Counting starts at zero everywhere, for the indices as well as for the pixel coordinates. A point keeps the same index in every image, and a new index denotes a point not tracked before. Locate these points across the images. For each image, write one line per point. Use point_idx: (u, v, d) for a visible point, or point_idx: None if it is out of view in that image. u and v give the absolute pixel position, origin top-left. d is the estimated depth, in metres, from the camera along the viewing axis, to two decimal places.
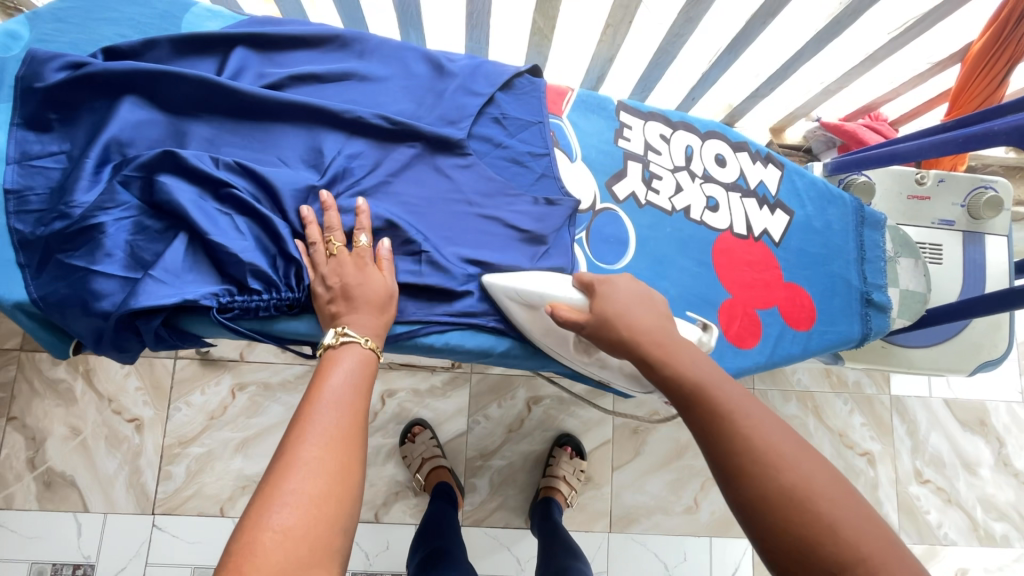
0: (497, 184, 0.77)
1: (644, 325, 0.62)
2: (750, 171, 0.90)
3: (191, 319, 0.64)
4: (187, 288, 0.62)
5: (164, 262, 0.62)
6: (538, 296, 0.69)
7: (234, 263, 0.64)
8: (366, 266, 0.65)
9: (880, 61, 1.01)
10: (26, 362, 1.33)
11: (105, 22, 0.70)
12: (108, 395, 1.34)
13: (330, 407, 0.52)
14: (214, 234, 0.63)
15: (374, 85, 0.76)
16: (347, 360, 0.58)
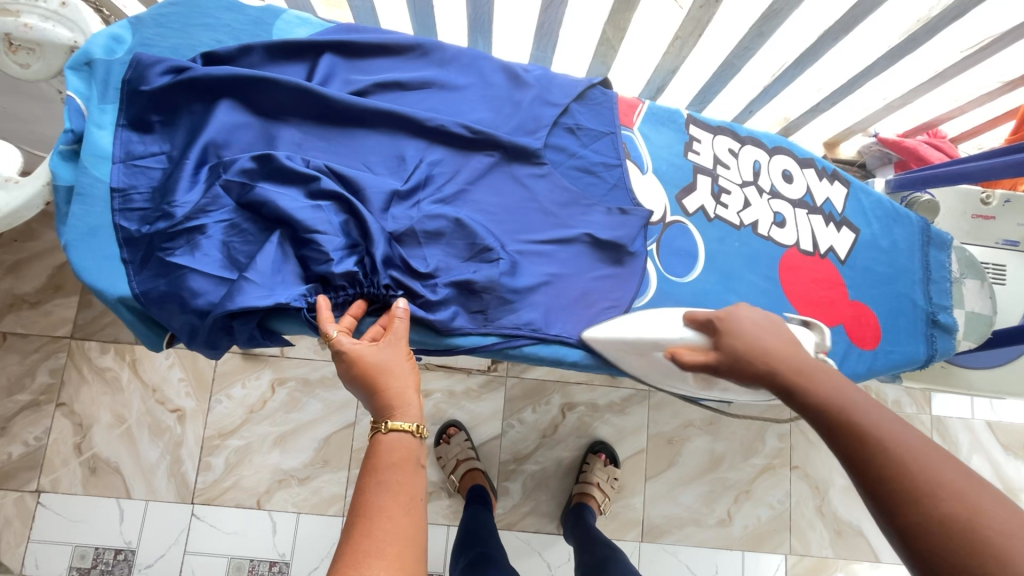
0: (572, 194, 0.78)
1: (788, 362, 0.59)
2: (816, 187, 0.90)
3: (282, 322, 0.67)
4: (278, 291, 0.64)
5: (257, 264, 0.64)
6: (652, 341, 0.70)
7: (322, 262, 0.66)
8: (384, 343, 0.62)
9: (949, 79, 1.00)
10: (76, 350, 1.37)
11: (202, 27, 0.73)
12: (152, 385, 1.37)
13: (382, 498, 0.51)
14: (317, 234, 0.65)
15: (454, 93, 0.78)
16: (393, 446, 0.56)
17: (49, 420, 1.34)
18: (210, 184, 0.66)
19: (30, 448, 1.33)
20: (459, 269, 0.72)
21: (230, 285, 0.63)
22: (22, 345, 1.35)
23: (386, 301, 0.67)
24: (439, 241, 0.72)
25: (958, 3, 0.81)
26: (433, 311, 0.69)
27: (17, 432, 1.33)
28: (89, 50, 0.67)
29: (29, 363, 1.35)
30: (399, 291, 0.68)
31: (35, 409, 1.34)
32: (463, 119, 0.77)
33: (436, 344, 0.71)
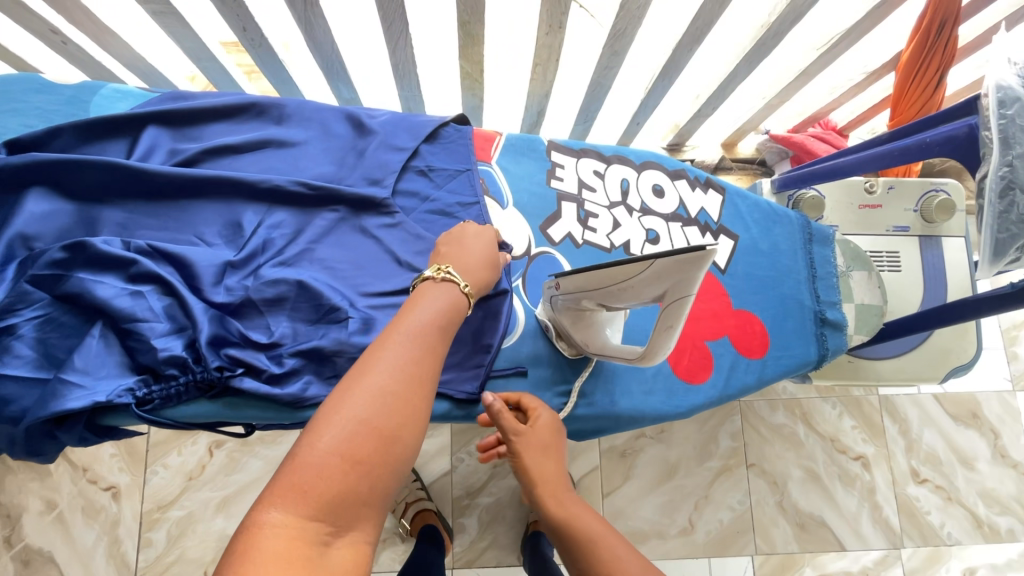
0: (430, 238, 0.75)
1: (554, 474, 0.62)
2: (690, 199, 0.89)
3: (113, 418, 0.61)
4: (100, 386, 0.59)
5: (74, 362, 0.59)
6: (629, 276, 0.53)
7: (147, 351, 0.60)
8: (483, 241, 0.66)
9: (814, 75, 1.00)
10: None
11: (9, 113, 0.70)
12: (81, 465, 1.30)
13: (410, 342, 0.48)
14: (138, 323, 0.61)
15: (293, 149, 0.75)
16: (438, 299, 0.55)
17: None
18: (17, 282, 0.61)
19: None
20: (307, 335, 0.67)
21: (47, 389, 0.58)
22: None
23: (225, 383, 0.63)
24: (282, 308, 0.67)
25: (793, 6, 0.81)
26: (281, 384, 0.65)
27: None
28: None
29: None
30: (237, 369, 0.63)
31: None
32: (305, 175, 0.74)
33: (293, 418, 0.66)
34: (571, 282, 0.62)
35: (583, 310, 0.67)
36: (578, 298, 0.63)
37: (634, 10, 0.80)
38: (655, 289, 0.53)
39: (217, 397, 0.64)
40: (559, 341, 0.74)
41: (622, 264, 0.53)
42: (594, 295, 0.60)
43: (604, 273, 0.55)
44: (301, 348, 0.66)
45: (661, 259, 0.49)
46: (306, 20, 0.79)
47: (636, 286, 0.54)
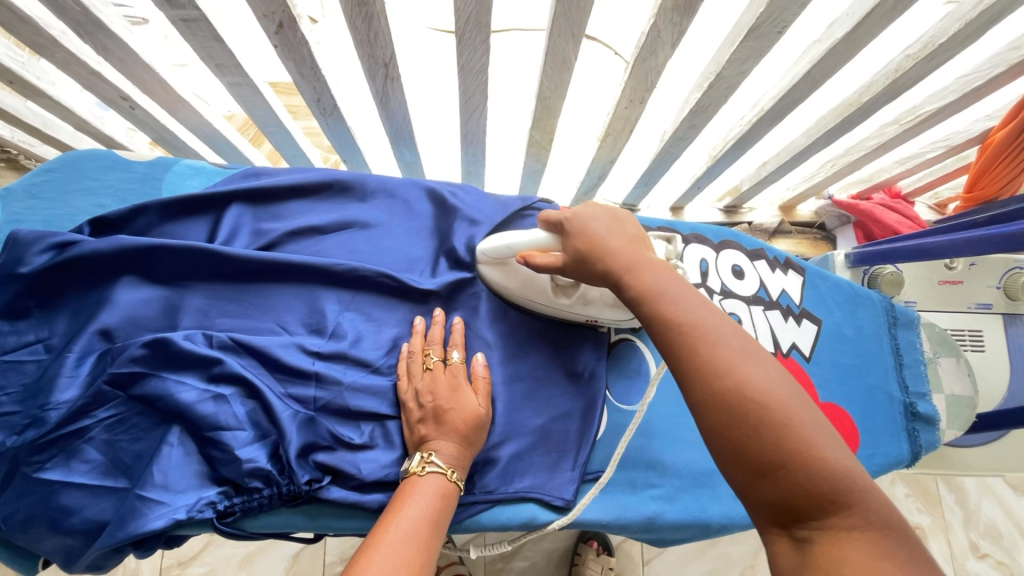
0: (518, 324, 0.72)
1: (614, 256, 0.50)
2: (770, 280, 0.85)
3: (190, 530, 0.57)
4: (181, 501, 0.56)
5: (155, 473, 0.56)
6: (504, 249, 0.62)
7: (230, 462, 0.57)
8: (461, 385, 0.61)
9: (892, 147, 0.97)
10: None
11: (82, 191, 0.67)
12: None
13: (402, 541, 0.47)
14: (222, 431, 0.57)
15: (376, 231, 0.73)
16: (427, 491, 0.54)
17: None
18: (95, 378, 0.58)
19: None
20: (397, 436, 0.63)
21: (125, 503, 0.55)
22: None
23: (312, 494, 0.59)
24: (373, 404, 0.63)
25: (889, 89, 0.76)
26: (368, 491, 0.61)
27: None
28: None
29: None
30: (325, 478, 0.59)
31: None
32: (389, 259, 0.71)
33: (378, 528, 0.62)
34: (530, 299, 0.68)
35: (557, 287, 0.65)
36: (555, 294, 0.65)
37: (722, 89, 0.77)
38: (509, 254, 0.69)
39: (300, 505, 0.60)
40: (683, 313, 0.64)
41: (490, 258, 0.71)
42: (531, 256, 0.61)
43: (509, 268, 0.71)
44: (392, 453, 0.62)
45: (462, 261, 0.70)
46: (383, 92, 0.78)
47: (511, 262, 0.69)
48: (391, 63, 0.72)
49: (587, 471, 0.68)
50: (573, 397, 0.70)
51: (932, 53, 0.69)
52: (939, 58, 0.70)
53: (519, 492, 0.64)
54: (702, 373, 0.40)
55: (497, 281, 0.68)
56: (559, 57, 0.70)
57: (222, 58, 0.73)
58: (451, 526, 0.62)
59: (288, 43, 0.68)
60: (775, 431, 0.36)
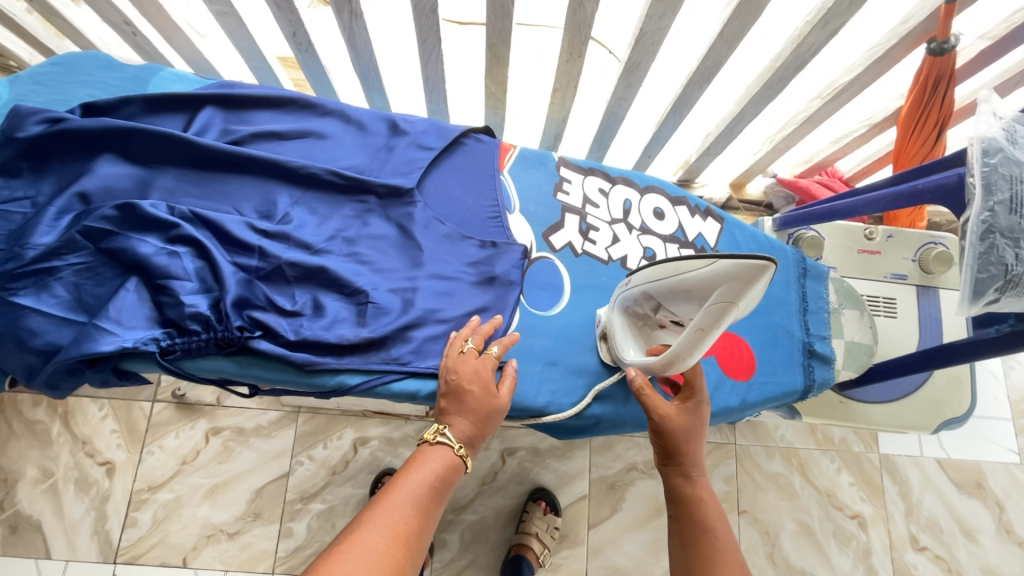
0: (449, 233, 0.81)
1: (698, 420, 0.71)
2: (689, 224, 0.94)
3: (134, 364, 0.67)
4: (129, 334, 0.65)
5: (110, 310, 0.66)
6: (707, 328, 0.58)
7: (176, 306, 0.66)
8: (485, 373, 0.67)
9: (819, 123, 1.05)
10: (8, 404, 1.36)
11: (78, 83, 0.78)
12: (82, 437, 1.36)
13: (404, 505, 0.55)
14: (172, 280, 0.67)
15: (331, 142, 0.83)
16: (434, 460, 0.61)
17: None
18: (69, 229, 0.68)
19: None
20: (325, 309, 0.72)
21: (82, 330, 0.65)
22: None
23: (243, 343, 0.68)
24: (309, 281, 0.73)
25: (796, 54, 0.85)
26: (295, 350, 0.70)
27: None
28: None
29: None
30: (256, 331, 0.68)
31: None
32: (339, 164, 0.81)
33: (301, 383, 0.70)
34: (647, 276, 0.66)
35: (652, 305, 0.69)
36: (640, 295, 0.69)
37: (648, 45, 0.86)
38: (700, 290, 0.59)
39: (233, 354, 0.69)
40: (602, 342, 0.80)
41: (697, 259, 0.58)
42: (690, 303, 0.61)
43: (675, 265, 0.61)
44: (321, 321, 0.71)
45: (726, 262, 0.55)
46: (349, 29, 0.88)
47: (687, 284, 0.60)
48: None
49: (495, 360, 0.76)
50: (489, 297, 0.79)
51: (824, 17, 0.77)
52: (834, 23, 0.79)
53: (428, 367, 0.72)
54: (686, 473, 0.68)
55: (687, 276, 0.59)
56: (498, 2, 0.80)
57: None
58: (367, 390, 0.72)
59: None
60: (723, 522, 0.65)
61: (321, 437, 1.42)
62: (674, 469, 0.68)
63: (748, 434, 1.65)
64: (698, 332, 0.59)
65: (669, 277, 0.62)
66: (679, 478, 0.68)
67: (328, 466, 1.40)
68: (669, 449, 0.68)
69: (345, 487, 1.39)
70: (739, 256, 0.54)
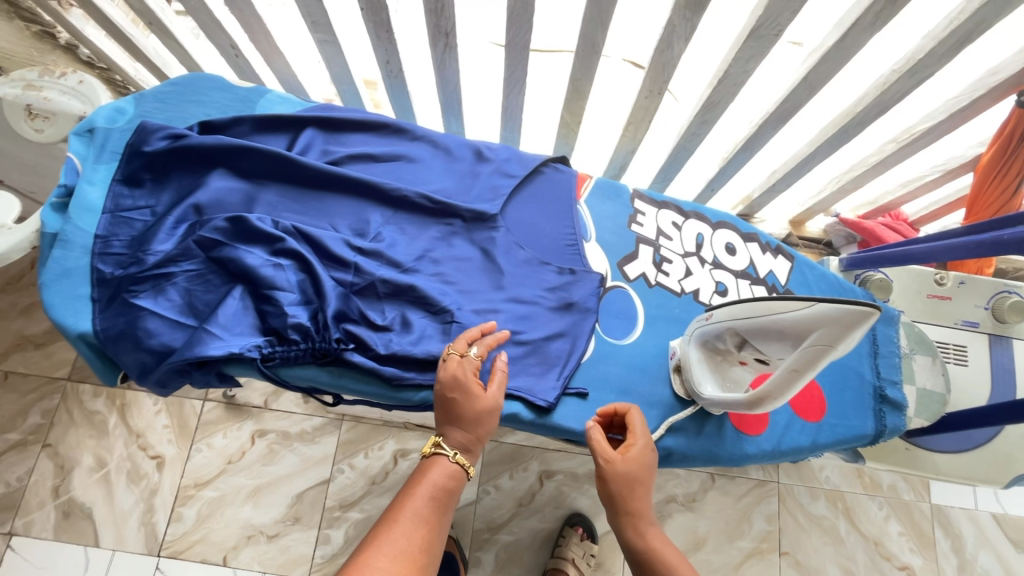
0: (528, 258, 0.84)
1: (643, 471, 0.67)
2: (760, 261, 0.95)
3: (236, 368, 0.70)
4: (234, 340, 0.69)
5: (219, 316, 0.70)
6: (803, 368, 0.59)
7: (278, 316, 0.70)
8: (469, 379, 0.67)
9: (890, 166, 1.05)
10: (70, 393, 1.40)
11: (195, 102, 0.84)
12: (137, 431, 1.40)
13: (408, 523, 0.56)
14: (276, 291, 0.71)
15: (420, 166, 0.87)
16: (438, 475, 0.62)
17: (33, 461, 1.35)
18: (186, 239, 0.73)
19: (11, 489, 1.33)
20: (412, 325, 0.75)
21: (193, 334, 0.69)
22: (20, 385, 1.39)
23: (338, 354, 0.71)
24: (399, 298, 0.76)
25: (879, 100, 0.86)
26: (383, 364, 0.73)
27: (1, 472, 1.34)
28: (93, 119, 0.78)
29: (23, 403, 1.38)
30: (349, 344, 0.71)
31: (21, 449, 1.36)
32: (428, 188, 0.85)
33: (387, 396, 0.73)
34: (734, 313, 0.67)
35: (732, 342, 0.71)
36: (725, 331, 0.70)
37: (730, 86, 0.88)
38: (793, 331, 0.60)
39: (327, 364, 0.72)
40: (675, 375, 0.81)
41: (791, 301, 0.59)
42: (780, 343, 0.62)
43: (765, 304, 0.62)
44: (407, 337, 0.74)
45: (825, 304, 0.56)
46: (441, 60, 0.92)
47: (778, 324, 0.61)
48: (451, 33, 0.86)
49: (570, 386, 0.78)
50: (567, 324, 0.80)
51: (913, 67, 0.79)
52: (923, 72, 0.80)
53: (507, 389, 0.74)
54: (635, 524, 0.64)
55: (780, 316, 0.61)
56: (590, 41, 0.83)
57: (318, 15, 0.88)
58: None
59: (372, 7, 0.83)
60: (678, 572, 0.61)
61: (363, 446, 1.46)
62: (626, 521, 0.64)
63: (791, 472, 1.62)
64: (791, 373, 0.60)
65: (759, 316, 0.63)
66: (632, 531, 0.64)
67: (367, 475, 1.42)
68: (613, 497, 0.65)
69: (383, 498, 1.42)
70: (838, 299, 0.55)
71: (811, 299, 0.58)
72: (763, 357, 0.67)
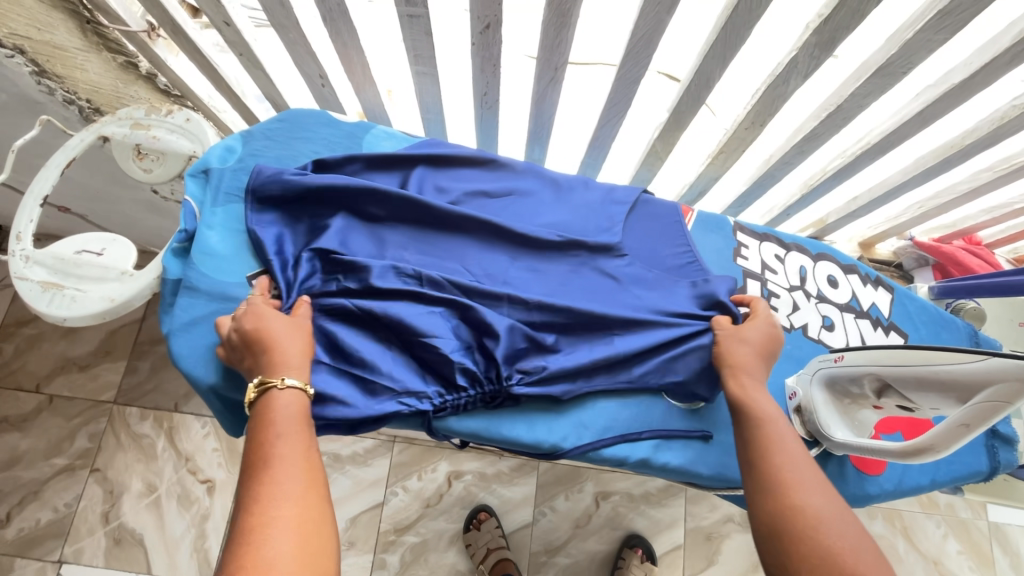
0: (659, 283, 0.82)
1: (745, 349, 0.70)
2: (862, 293, 0.94)
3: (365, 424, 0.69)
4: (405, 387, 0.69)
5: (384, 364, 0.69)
6: (974, 422, 0.58)
7: (445, 362, 0.70)
8: (270, 315, 0.63)
9: (981, 193, 1.05)
10: (117, 415, 1.33)
11: (303, 139, 0.83)
12: (186, 454, 1.33)
13: (284, 473, 0.50)
14: (432, 337, 0.69)
15: (535, 196, 0.86)
16: (284, 404, 0.56)
17: (80, 487, 1.28)
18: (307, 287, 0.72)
19: (59, 514, 1.26)
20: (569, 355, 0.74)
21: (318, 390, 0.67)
22: (66, 408, 1.32)
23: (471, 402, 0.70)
24: (550, 327, 0.75)
25: (993, 134, 0.85)
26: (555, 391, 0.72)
27: (47, 498, 1.27)
28: (207, 160, 0.77)
29: (70, 427, 1.31)
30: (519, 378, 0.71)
31: (69, 474, 1.29)
32: (548, 221, 0.84)
33: (519, 445, 0.72)
34: (876, 361, 0.66)
35: (869, 390, 0.70)
36: (864, 378, 0.69)
37: (838, 119, 0.87)
38: (960, 383, 0.59)
39: (469, 410, 0.72)
40: (795, 415, 0.80)
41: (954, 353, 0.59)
42: (940, 393, 0.62)
43: (922, 355, 0.62)
44: (542, 378, 0.72)
45: (1002, 360, 0.55)
46: (543, 92, 0.90)
47: (940, 376, 0.60)
48: (560, 68, 0.84)
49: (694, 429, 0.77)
50: None
51: None
52: None
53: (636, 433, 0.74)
54: (740, 381, 0.67)
55: (942, 368, 0.60)
56: (705, 77, 0.82)
57: (423, 50, 0.85)
58: (580, 454, 0.73)
59: (485, 42, 0.80)
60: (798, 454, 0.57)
61: (416, 467, 1.43)
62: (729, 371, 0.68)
63: None
64: (960, 427, 0.59)
65: (915, 366, 0.63)
66: (733, 381, 0.67)
67: (422, 498, 1.41)
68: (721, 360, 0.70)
69: (437, 520, 1.40)
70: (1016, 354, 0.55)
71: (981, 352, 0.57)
72: (909, 404, 0.67)
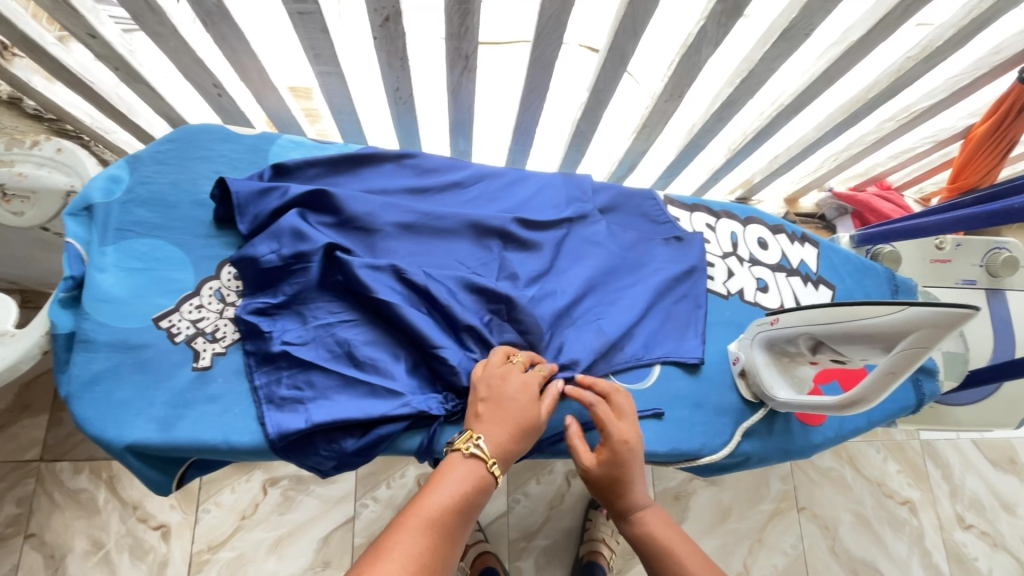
0: (635, 242, 0.88)
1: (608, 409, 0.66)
2: (791, 251, 0.97)
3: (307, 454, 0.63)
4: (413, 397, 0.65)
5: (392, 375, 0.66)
6: (901, 367, 0.60)
7: (452, 372, 0.66)
8: (512, 381, 0.61)
9: (887, 141, 1.10)
10: (47, 474, 1.19)
11: (200, 159, 0.75)
12: (133, 502, 1.20)
13: (419, 531, 0.45)
14: (440, 348, 0.65)
15: (504, 182, 0.86)
16: (460, 477, 0.52)
17: (17, 556, 1.14)
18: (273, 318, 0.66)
19: None
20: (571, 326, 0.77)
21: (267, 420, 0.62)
22: None
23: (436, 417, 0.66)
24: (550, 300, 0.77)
25: (891, 87, 0.89)
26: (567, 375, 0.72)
27: None
28: (88, 195, 0.69)
29: None
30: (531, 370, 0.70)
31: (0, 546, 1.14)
32: (519, 206, 0.84)
33: None
34: (808, 319, 0.68)
35: (805, 347, 0.72)
36: (798, 337, 0.71)
37: (751, 85, 0.88)
38: (883, 333, 0.61)
39: None
40: (739, 379, 0.82)
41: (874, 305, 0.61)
42: (868, 345, 0.63)
43: (848, 310, 0.64)
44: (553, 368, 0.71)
45: (918, 307, 0.57)
46: (457, 82, 0.86)
47: (864, 329, 0.62)
48: (471, 55, 0.80)
49: (645, 409, 0.76)
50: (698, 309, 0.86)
51: (930, 54, 0.83)
52: (936, 58, 0.84)
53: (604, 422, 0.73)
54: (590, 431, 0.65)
55: (865, 321, 0.62)
56: (618, 53, 0.80)
57: (322, 49, 0.79)
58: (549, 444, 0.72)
59: (387, 36, 0.75)
60: (642, 481, 0.63)
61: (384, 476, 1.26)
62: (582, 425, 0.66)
63: None
64: (888, 374, 0.61)
65: (842, 321, 0.64)
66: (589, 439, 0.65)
67: None
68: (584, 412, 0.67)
69: None
70: (930, 301, 0.57)
71: (898, 302, 0.59)
72: (842, 357, 0.69)
